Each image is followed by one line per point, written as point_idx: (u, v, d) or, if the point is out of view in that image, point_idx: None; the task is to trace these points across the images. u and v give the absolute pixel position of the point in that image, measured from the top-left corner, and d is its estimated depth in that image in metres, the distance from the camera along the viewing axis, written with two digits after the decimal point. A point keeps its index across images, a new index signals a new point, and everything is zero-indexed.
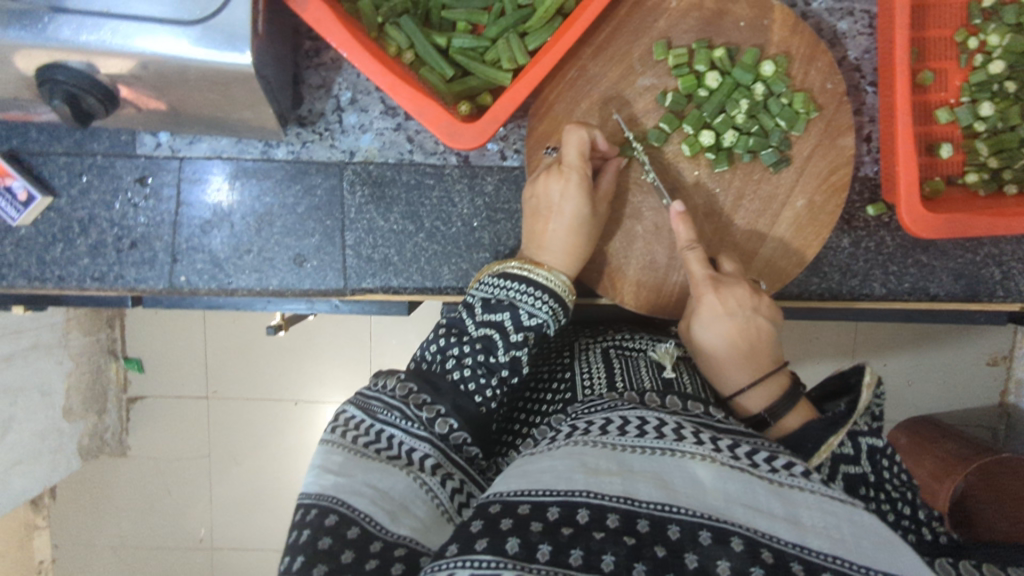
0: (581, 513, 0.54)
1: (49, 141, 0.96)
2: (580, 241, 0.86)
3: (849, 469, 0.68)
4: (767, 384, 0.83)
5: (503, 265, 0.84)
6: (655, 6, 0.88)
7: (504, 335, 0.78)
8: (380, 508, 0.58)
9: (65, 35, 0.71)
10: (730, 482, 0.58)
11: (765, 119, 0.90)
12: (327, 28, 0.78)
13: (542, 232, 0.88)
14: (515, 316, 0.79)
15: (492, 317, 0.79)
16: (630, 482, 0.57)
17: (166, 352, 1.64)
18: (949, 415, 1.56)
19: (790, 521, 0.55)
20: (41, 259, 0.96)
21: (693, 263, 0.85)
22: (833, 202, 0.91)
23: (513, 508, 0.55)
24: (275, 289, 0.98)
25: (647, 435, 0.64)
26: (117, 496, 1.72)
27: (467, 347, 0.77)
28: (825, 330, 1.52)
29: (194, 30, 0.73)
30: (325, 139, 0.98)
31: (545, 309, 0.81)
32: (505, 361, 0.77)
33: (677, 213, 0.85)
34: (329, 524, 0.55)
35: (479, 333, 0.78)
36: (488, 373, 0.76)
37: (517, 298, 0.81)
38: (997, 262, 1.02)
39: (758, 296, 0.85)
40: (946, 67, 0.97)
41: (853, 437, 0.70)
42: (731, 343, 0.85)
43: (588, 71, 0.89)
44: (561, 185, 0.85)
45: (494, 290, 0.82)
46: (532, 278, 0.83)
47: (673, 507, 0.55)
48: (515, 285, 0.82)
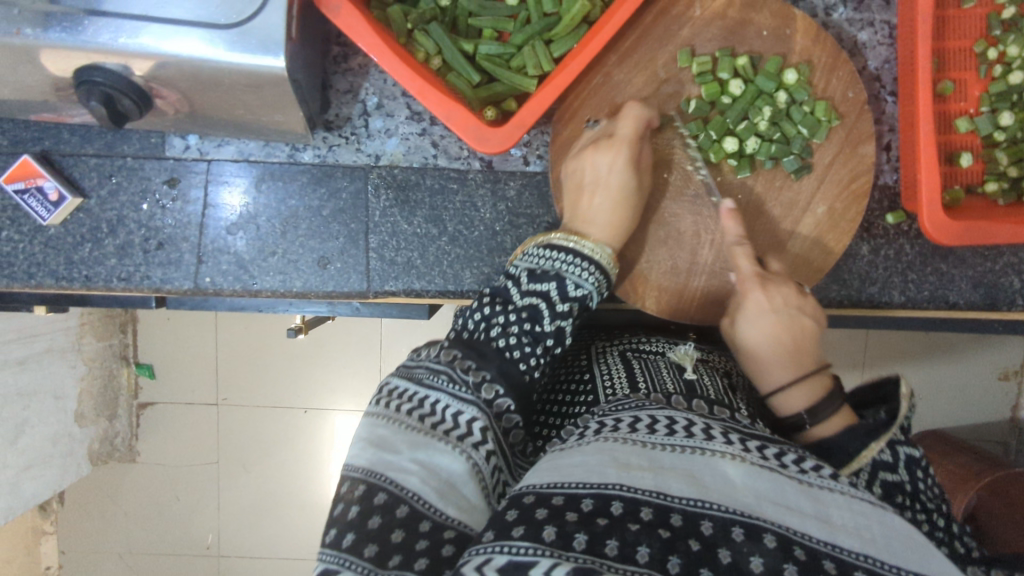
0: (615, 505, 0.55)
1: (81, 142, 0.97)
2: (622, 225, 0.87)
3: (886, 477, 0.71)
4: (808, 381, 0.83)
5: (547, 236, 0.86)
6: (679, 14, 0.89)
7: (550, 306, 0.80)
8: (429, 487, 0.58)
9: (103, 38, 0.73)
10: (760, 480, 0.59)
11: (787, 126, 0.91)
12: (358, 33, 0.79)
13: (586, 206, 0.87)
14: (561, 286, 0.81)
15: (538, 287, 0.80)
16: (661, 478, 0.57)
17: (181, 356, 1.64)
18: (961, 429, 1.55)
19: (821, 520, 0.56)
20: (70, 259, 0.98)
21: (743, 259, 0.86)
22: (854, 209, 0.91)
23: (547, 499, 0.55)
24: (298, 290, 0.99)
25: (676, 433, 0.64)
26: (128, 501, 1.72)
27: (513, 315, 0.78)
28: (839, 342, 1.51)
29: (229, 34, 0.74)
30: (351, 143, 0.99)
31: (591, 281, 0.83)
32: (550, 330, 0.79)
33: (727, 210, 0.87)
34: (378, 503, 0.55)
35: (524, 301, 0.79)
36: (533, 342, 0.77)
37: (563, 268, 0.83)
38: (1015, 271, 1.03)
39: (804, 297, 0.87)
40: (965, 77, 0.98)
41: (893, 445, 0.72)
42: (775, 339, 0.85)
43: (612, 77, 0.91)
44: (610, 159, 0.85)
45: (540, 261, 0.83)
46: (577, 249, 0.84)
47: (705, 502, 0.56)
48: (561, 256, 0.83)
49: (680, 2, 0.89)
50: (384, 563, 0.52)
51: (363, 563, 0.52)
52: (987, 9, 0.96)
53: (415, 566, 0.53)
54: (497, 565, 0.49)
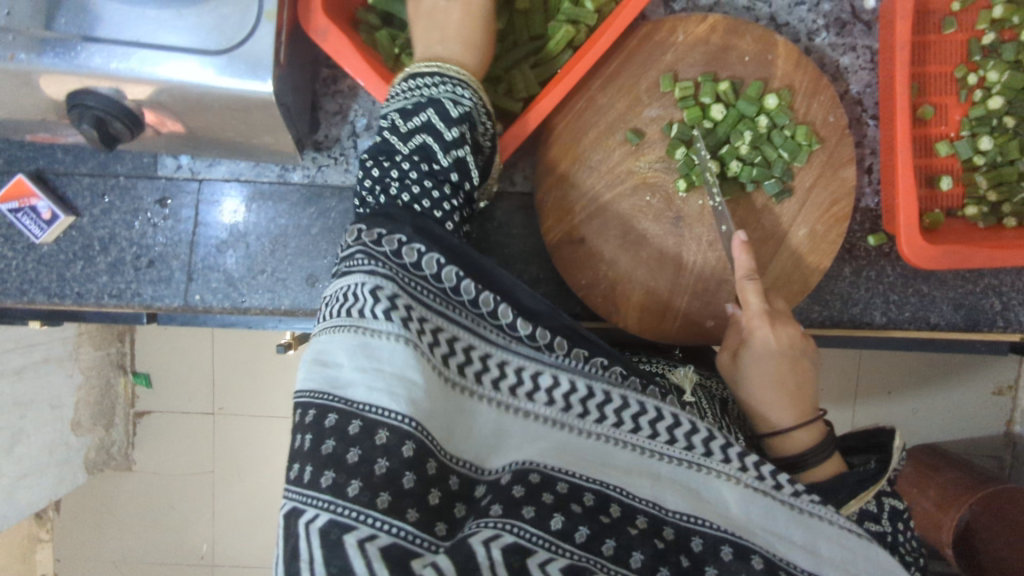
0: (614, 508, 0.60)
1: (74, 162, 0.99)
2: (477, 37, 0.82)
3: (870, 526, 0.72)
4: (812, 424, 0.80)
5: (413, 68, 0.78)
6: (662, 40, 0.91)
7: (439, 138, 0.72)
8: (377, 389, 0.55)
9: (96, 63, 0.75)
10: (755, 507, 0.63)
11: (768, 149, 0.92)
12: (346, 57, 0.82)
13: (436, 27, 0.82)
14: (441, 109, 0.73)
15: (416, 122, 0.72)
16: (659, 489, 0.63)
17: (175, 367, 1.66)
18: (953, 443, 1.56)
19: (808, 551, 0.62)
20: (62, 276, 0.99)
21: (750, 294, 0.84)
22: (835, 231, 0.93)
23: (552, 484, 0.59)
24: (287, 308, 1.00)
25: (677, 444, 0.66)
26: (121, 511, 1.73)
27: (404, 165, 0.72)
28: (828, 358, 1.52)
29: (220, 60, 0.76)
30: (340, 163, 1.00)
31: (469, 96, 0.76)
32: (449, 164, 0.73)
33: (741, 242, 0.85)
34: (329, 424, 0.55)
35: (410, 146, 0.72)
36: (441, 183, 0.73)
37: (436, 91, 0.75)
38: (997, 293, 1.04)
39: (807, 340, 0.86)
40: (945, 102, 0.99)
41: (880, 497, 0.74)
42: (778, 379, 0.82)
43: (595, 101, 0.92)
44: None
45: (407, 98, 0.75)
46: (443, 70, 0.77)
47: (698, 519, 0.61)
48: (430, 82, 0.76)
49: (662, 29, 0.91)
50: (342, 491, 0.52)
51: (323, 497, 0.52)
52: (967, 34, 0.98)
53: (377, 503, 0.52)
54: (503, 543, 0.53)
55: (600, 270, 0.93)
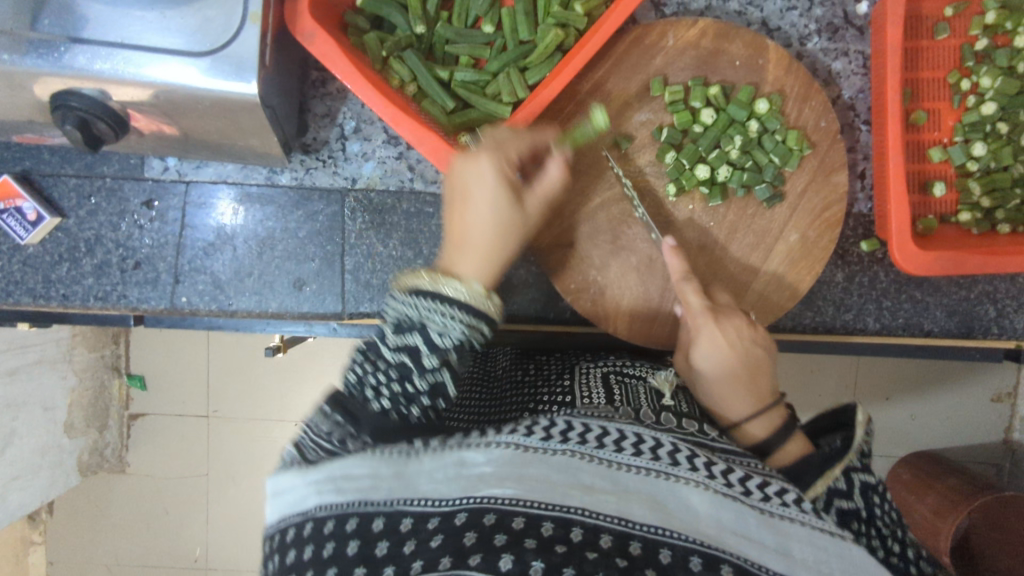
0: (575, 531, 0.53)
1: (61, 163, 0.99)
2: (504, 241, 0.75)
3: (842, 504, 0.70)
4: (768, 412, 0.81)
5: (410, 276, 0.69)
6: (653, 43, 0.90)
7: (420, 360, 0.65)
8: (325, 492, 0.55)
9: (80, 64, 0.74)
10: (724, 510, 0.59)
11: (759, 154, 0.92)
12: (332, 60, 0.80)
13: (459, 224, 0.76)
14: (425, 337, 0.65)
15: (402, 341, 0.66)
16: (625, 504, 0.56)
17: (168, 369, 1.65)
18: (952, 450, 1.55)
19: (781, 554, 0.57)
20: (47, 278, 0.99)
21: (689, 294, 0.86)
22: (826, 237, 0.92)
23: (506, 522, 0.52)
24: (274, 311, 1.00)
25: (642, 455, 0.63)
26: (113, 514, 1.72)
27: (383, 376, 0.65)
28: (825, 363, 1.51)
29: (204, 61, 0.75)
30: (328, 166, 1.00)
31: (458, 325, 0.66)
32: (424, 388, 0.66)
33: (670, 246, 0.88)
34: (291, 538, 0.54)
35: (391, 358, 0.65)
36: (408, 402, 0.65)
37: (427, 315, 0.66)
38: (991, 299, 1.03)
39: (756, 328, 0.87)
40: (939, 108, 0.99)
41: (848, 473, 0.72)
42: (731, 370, 0.83)
43: (585, 106, 0.91)
44: (475, 169, 0.76)
45: (404, 308, 0.67)
46: (440, 292, 0.67)
47: (667, 531, 0.55)
48: (427, 301, 0.66)
49: (652, 33, 0.90)
50: None
51: None
52: (961, 40, 0.97)
53: None
54: None
55: (589, 274, 0.93)
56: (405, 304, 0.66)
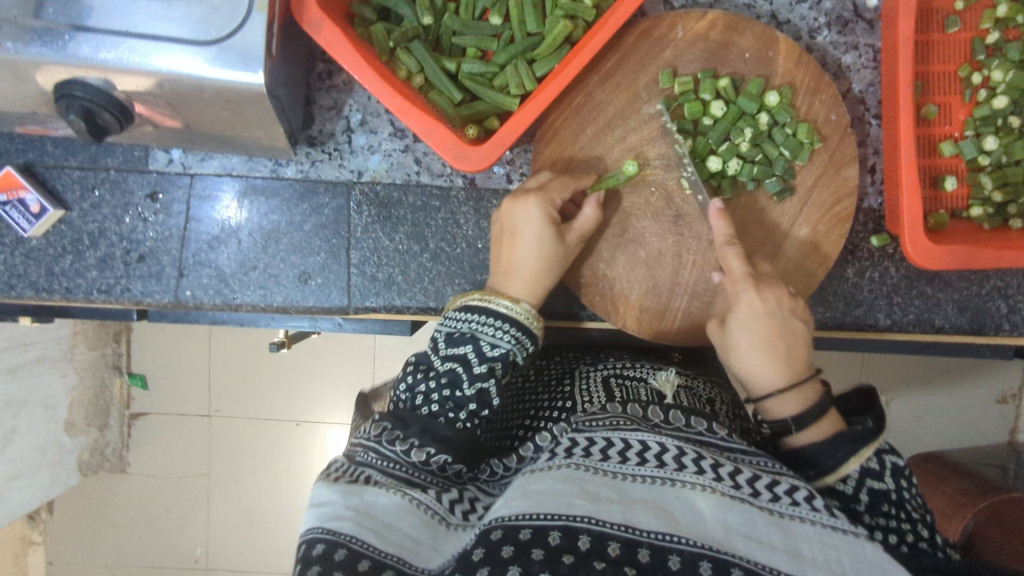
0: (583, 539, 0.55)
1: (65, 155, 0.98)
2: (546, 269, 0.86)
3: (874, 484, 0.71)
4: (803, 385, 0.79)
5: (465, 298, 0.83)
6: (662, 35, 0.90)
7: (468, 368, 0.78)
8: (365, 528, 0.59)
9: (85, 53, 0.73)
10: (732, 513, 0.58)
11: (769, 148, 0.91)
12: (339, 51, 0.80)
13: (508, 256, 0.88)
14: (477, 347, 0.78)
15: (455, 351, 0.78)
16: (630, 511, 0.58)
17: (170, 367, 1.64)
18: (957, 452, 1.53)
19: (791, 555, 0.56)
20: (50, 271, 0.98)
21: (732, 259, 0.85)
22: (836, 231, 0.91)
23: (513, 534, 0.56)
24: (279, 305, 0.99)
25: (646, 464, 0.64)
26: (113, 513, 1.71)
27: (435, 382, 0.77)
28: (830, 363, 1.50)
29: (210, 50, 0.74)
30: (334, 159, 0.99)
31: (507, 339, 0.80)
32: (471, 394, 0.77)
33: (716, 209, 0.86)
34: (317, 554, 0.57)
35: (443, 367, 0.78)
36: (456, 407, 0.77)
37: (478, 329, 0.80)
38: (1003, 295, 1.02)
39: (795, 299, 0.85)
40: (949, 102, 0.98)
41: (879, 454, 0.73)
42: (768, 340, 0.82)
43: (593, 98, 0.91)
44: (524, 210, 0.86)
45: (457, 323, 0.81)
46: (493, 308, 0.81)
47: (674, 537, 0.56)
48: (478, 318, 0.81)
49: (661, 25, 0.89)
50: None
51: None
52: (972, 33, 0.96)
53: None
54: None
55: (598, 268, 0.92)
56: (462, 320, 0.79)
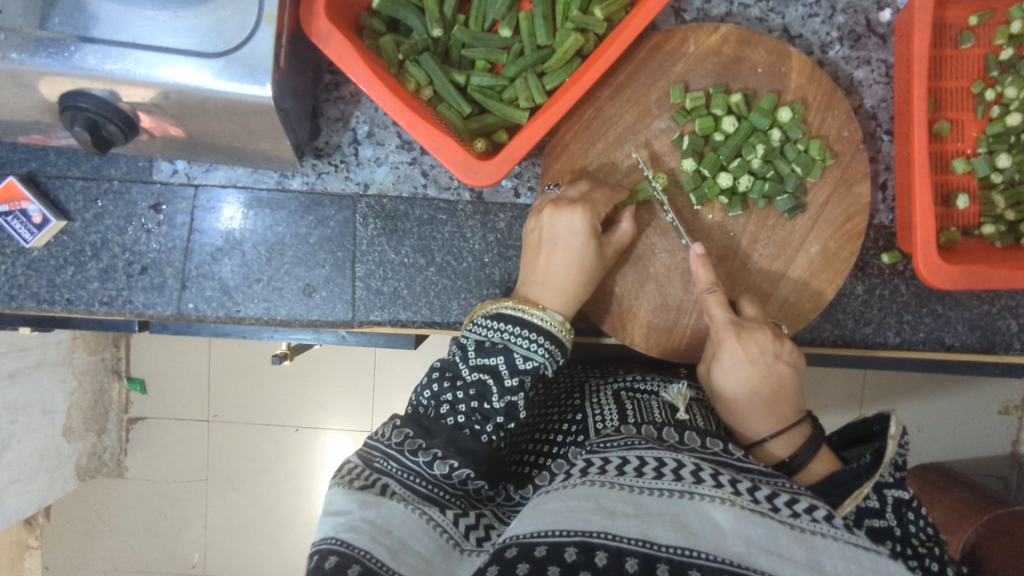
0: (599, 555, 0.54)
1: (68, 165, 0.97)
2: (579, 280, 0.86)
3: (874, 522, 0.68)
4: (789, 432, 0.81)
5: (498, 306, 0.83)
6: (673, 49, 0.89)
7: (498, 380, 0.77)
8: (380, 545, 0.58)
9: (90, 64, 0.72)
10: (752, 526, 0.57)
11: (781, 164, 0.90)
12: (348, 63, 0.78)
13: (545, 268, 0.87)
14: (510, 359, 0.78)
15: (486, 361, 0.78)
16: (647, 525, 0.57)
17: (170, 374, 1.63)
18: (959, 464, 1.52)
19: (813, 568, 0.54)
20: (52, 282, 0.97)
21: (714, 306, 0.84)
22: (848, 248, 0.90)
23: (529, 551, 0.55)
24: (282, 319, 0.98)
25: (664, 477, 0.64)
26: (111, 521, 1.69)
27: (461, 390, 0.76)
28: (834, 374, 1.49)
29: (217, 62, 0.73)
30: (340, 171, 0.98)
31: (541, 352, 0.79)
32: (500, 408, 0.75)
33: (698, 256, 0.85)
34: (329, 566, 0.55)
35: (473, 377, 0.77)
36: (482, 420, 0.75)
37: (512, 341, 0.79)
38: (1013, 314, 1.01)
39: (779, 342, 0.83)
40: (962, 118, 0.97)
41: (880, 490, 0.70)
42: (753, 391, 0.82)
43: (604, 111, 0.90)
44: (570, 221, 0.85)
45: (489, 333, 0.80)
46: (529, 320, 0.81)
47: (693, 551, 0.54)
48: (511, 328, 0.80)
49: (673, 39, 0.88)
50: None
51: None
52: (985, 50, 0.96)
53: None
54: None
55: (607, 284, 0.91)
56: (494, 331, 0.79)
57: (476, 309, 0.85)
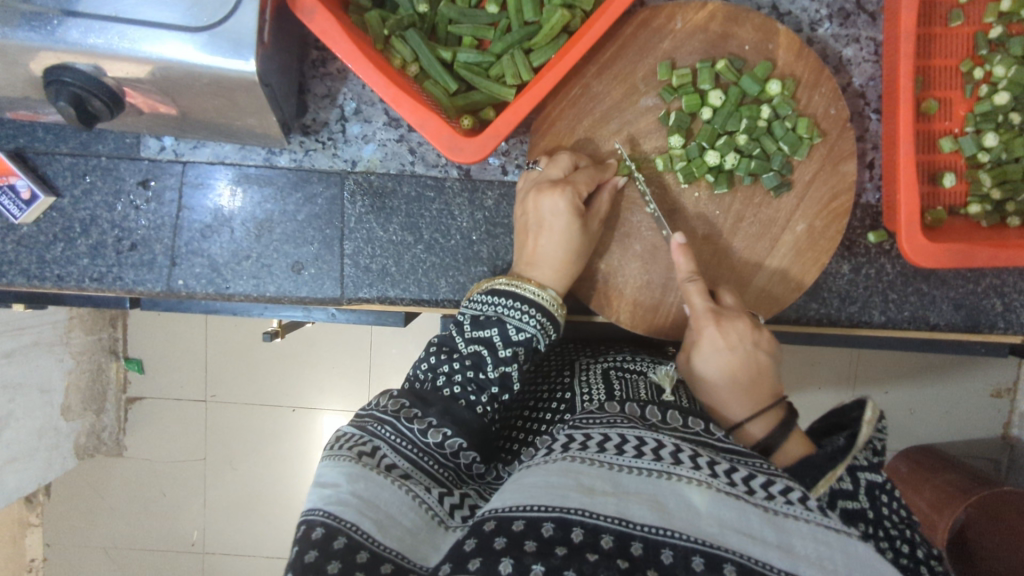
0: (576, 532, 0.55)
1: (55, 141, 0.97)
2: (569, 258, 0.86)
3: (847, 505, 0.66)
4: (765, 415, 0.81)
5: (492, 282, 0.84)
6: (660, 27, 0.89)
7: (492, 352, 0.78)
8: (367, 517, 0.58)
9: (74, 38, 0.72)
10: (726, 508, 0.58)
11: (768, 142, 0.89)
12: (333, 39, 0.78)
13: (532, 247, 0.88)
14: (504, 331, 0.79)
15: (480, 334, 0.79)
16: (624, 503, 0.58)
17: (165, 352, 1.64)
18: (950, 446, 1.53)
19: (783, 550, 0.55)
20: (42, 258, 0.98)
21: (694, 295, 0.85)
22: (834, 227, 0.90)
23: (507, 525, 0.56)
24: (272, 295, 0.99)
25: (644, 456, 0.64)
26: (110, 498, 1.72)
27: (456, 360, 0.78)
28: (825, 356, 1.50)
29: (201, 37, 0.73)
30: (328, 148, 0.99)
31: (533, 324, 0.81)
32: (494, 377, 0.77)
33: (677, 244, 0.86)
34: (316, 537, 0.55)
35: (468, 349, 0.79)
36: (478, 390, 0.77)
37: (505, 313, 0.81)
38: (999, 293, 1.01)
39: (757, 330, 0.85)
40: (950, 97, 0.97)
41: (853, 471, 0.68)
42: (731, 377, 0.83)
43: (590, 89, 0.90)
44: (552, 203, 0.85)
45: (484, 307, 0.82)
46: (522, 294, 0.82)
47: (668, 530, 0.56)
48: (503, 300, 0.82)
49: (660, 16, 0.88)
50: None
51: None
52: (974, 27, 0.95)
53: None
54: None
55: (593, 261, 0.92)
56: (488, 304, 0.80)
57: (474, 287, 0.86)
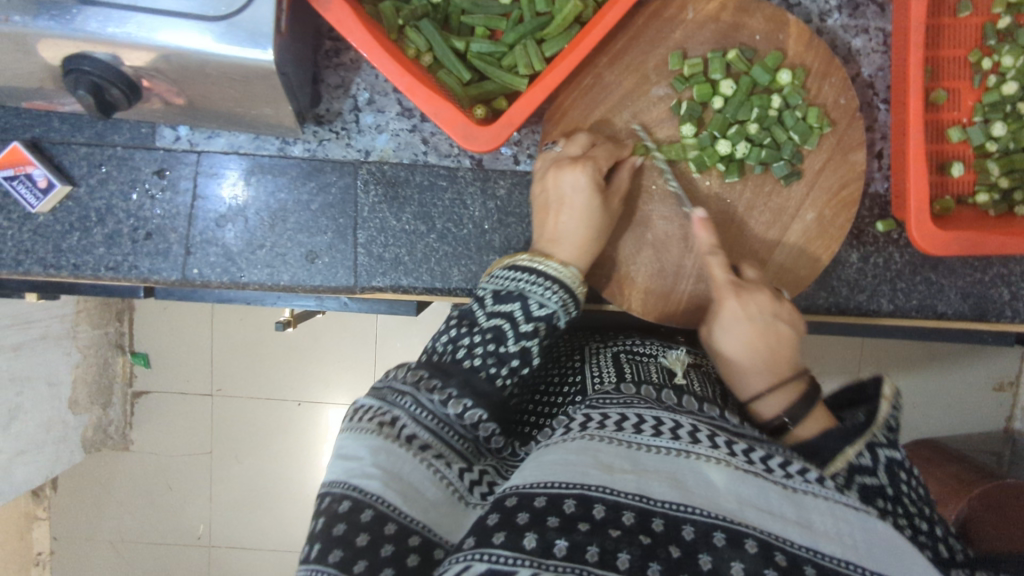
0: (597, 508, 0.56)
1: (71, 131, 0.98)
2: (582, 246, 0.87)
3: (865, 480, 0.66)
4: (785, 387, 0.82)
5: (514, 258, 0.86)
6: (672, 17, 0.89)
7: (514, 326, 0.79)
8: (392, 489, 0.60)
9: (92, 27, 0.72)
10: (744, 486, 0.59)
11: (778, 131, 0.90)
12: (348, 28, 0.78)
13: (552, 226, 0.88)
14: (525, 305, 0.80)
15: (502, 308, 0.80)
16: (644, 481, 0.58)
17: (173, 344, 1.65)
18: (955, 437, 1.54)
19: (801, 526, 0.56)
20: (58, 247, 0.99)
21: (715, 268, 0.86)
22: (843, 216, 0.91)
23: (528, 501, 0.56)
24: (285, 284, 1.00)
25: (662, 435, 0.64)
26: (118, 490, 1.72)
27: (477, 334, 0.78)
28: (831, 347, 1.50)
29: (218, 26, 0.74)
30: (341, 138, 0.99)
31: (555, 299, 0.81)
32: (515, 351, 0.78)
33: (699, 219, 0.86)
34: (342, 510, 0.57)
35: (489, 323, 0.79)
36: (498, 363, 0.76)
37: (527, 288, 0.81)
38: (1006, 283, 1.02)
39: (778, 303, 0.85)
40: (959, 87, 0.97)
41: (873, 448, 0.69)
42: (750, 347, 0.84)
43: (602, 79, 0.91)
44: (574, 178, 0.86)
45: (506, 281, 0.82)
46: (542, 269, 0.83)
47: (687, 507, 0.56)
48: (524, 276, 0.83)
49: (671, 7, 0.89)
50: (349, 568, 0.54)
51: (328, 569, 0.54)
52: (982, 18, 0.96)
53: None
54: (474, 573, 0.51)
55: (604, 249, 0.93)
56: (510, 278, 0.81)
57: (496, 263, 0.87)
